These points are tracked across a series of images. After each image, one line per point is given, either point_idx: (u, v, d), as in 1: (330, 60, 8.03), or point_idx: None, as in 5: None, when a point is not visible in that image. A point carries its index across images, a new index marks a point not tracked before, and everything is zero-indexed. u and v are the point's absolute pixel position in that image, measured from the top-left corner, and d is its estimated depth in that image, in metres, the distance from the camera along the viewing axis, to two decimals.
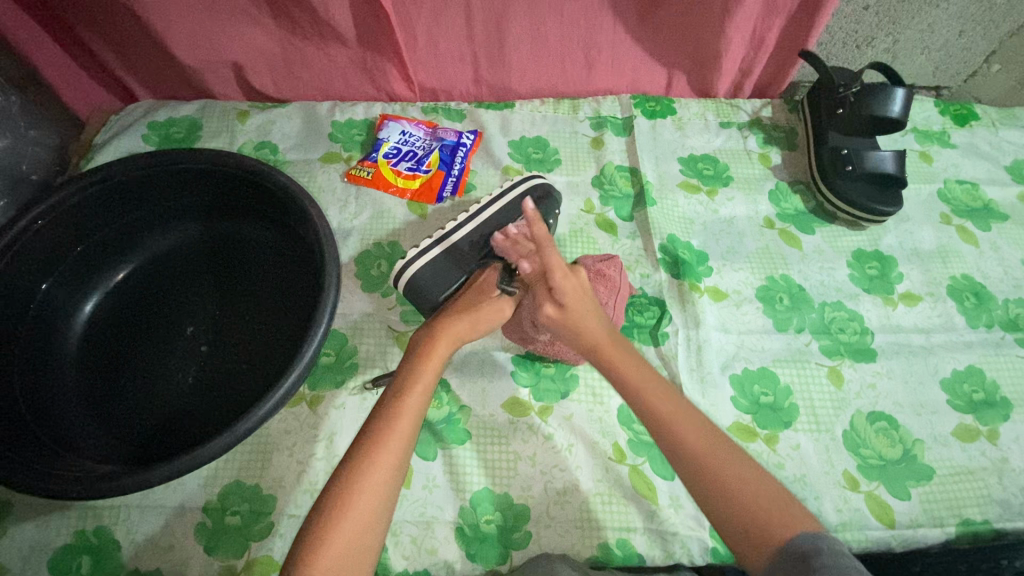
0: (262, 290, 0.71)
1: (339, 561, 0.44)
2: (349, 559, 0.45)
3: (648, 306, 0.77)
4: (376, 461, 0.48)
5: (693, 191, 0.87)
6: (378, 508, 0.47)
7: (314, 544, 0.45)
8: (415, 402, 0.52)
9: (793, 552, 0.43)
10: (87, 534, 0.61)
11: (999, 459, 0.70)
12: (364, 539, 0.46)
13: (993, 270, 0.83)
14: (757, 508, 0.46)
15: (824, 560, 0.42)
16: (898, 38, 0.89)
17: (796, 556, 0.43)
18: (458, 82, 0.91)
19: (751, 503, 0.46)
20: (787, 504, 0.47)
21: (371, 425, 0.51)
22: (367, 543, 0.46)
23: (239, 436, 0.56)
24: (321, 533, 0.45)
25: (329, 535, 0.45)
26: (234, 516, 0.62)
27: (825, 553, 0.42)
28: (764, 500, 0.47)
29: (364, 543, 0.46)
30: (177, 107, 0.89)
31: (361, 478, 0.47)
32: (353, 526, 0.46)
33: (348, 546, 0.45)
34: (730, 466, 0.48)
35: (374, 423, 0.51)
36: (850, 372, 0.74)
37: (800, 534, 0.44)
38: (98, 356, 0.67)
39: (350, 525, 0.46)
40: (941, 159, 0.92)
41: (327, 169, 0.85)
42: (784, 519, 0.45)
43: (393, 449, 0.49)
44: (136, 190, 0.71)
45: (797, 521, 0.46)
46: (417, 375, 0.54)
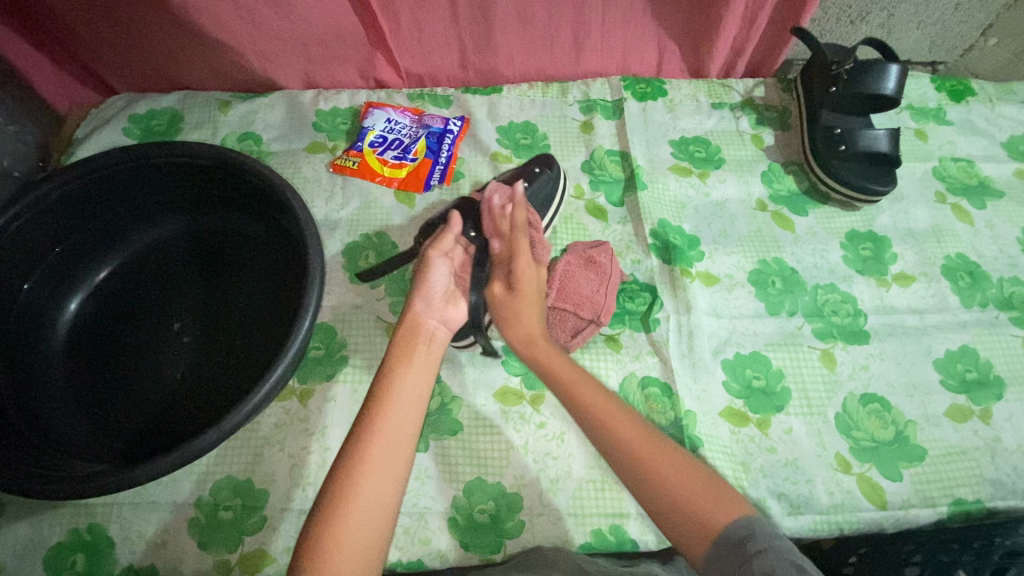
0: (250, 283, 0.70)
1: (358, 536, 0.44)
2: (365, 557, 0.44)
3: (640, 292, 0.76)
4: (372, 454, 0.48)
5: (684, 174, 0.86)
6: (384, 487, 0.47)
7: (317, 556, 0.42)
8: (402, 391, 0.53)
9: (732, 537, 0.42)
10: (81, 532, 0.61)
11: (991, 438, 0.70)
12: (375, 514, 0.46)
13: (988, 249, 0.82)
14: (689, 498, 0.45)
15: (764, 546, 0.41)
16: (893, 13, 0.87)
17: (732, 544, 0.42)
18: (445, 67, 0.89)
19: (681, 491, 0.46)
20: (719, 489, 0.45)
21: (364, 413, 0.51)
22: (378, 530, 0.45)
23: (228, 431, 0.55)
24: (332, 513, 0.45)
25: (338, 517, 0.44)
26: (227, 511, 0.62)
27: (764, 539, 0.41)
28: (694, 489, 0.45)
29: (374, 519, 0.45)
30: (158, 98, 0.87)
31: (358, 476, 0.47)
32: (361, 521, 0.45)
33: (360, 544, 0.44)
34: (684, 477, 0.46)
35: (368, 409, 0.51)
36: (842, 355, 0.74)
37: (734, 519, 0.43)
38: (85, 354, 0.66)
39: (355, 521, 0.45)
40: (937, 137, 0.90)
41: (312, 159, 0.84)
42: (717, 506, 0.44)
43: (389, 438, 0.49)
44: (116, 185, 0.70)
45: (734, 506, 0.44)
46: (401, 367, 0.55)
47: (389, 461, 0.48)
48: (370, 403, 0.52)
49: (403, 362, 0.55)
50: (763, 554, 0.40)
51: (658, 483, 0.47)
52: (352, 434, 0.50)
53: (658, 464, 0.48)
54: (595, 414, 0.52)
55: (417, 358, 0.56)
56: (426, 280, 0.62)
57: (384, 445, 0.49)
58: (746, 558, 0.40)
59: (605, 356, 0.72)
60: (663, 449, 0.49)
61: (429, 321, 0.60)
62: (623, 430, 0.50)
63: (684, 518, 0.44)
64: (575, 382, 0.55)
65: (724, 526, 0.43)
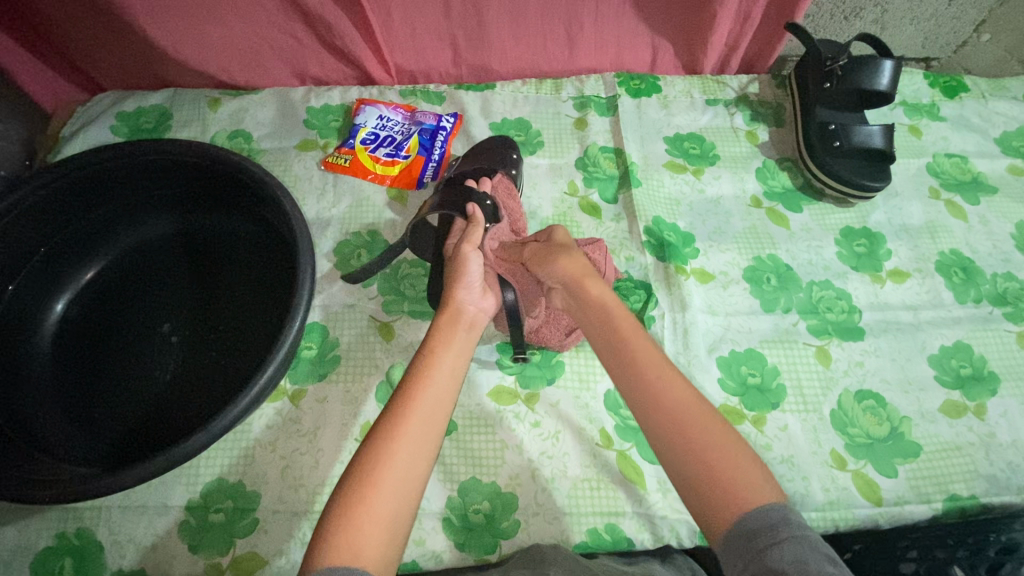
0: (240, 283, 0.69)
1: (387, 505, 0.45)
2: (389, 525, 0.44)
3: (635, 289, 0.74)
4: (407, 425, 0.49)
5: (679, 170, 0.85)
6: (415, 460, 0.47)
7: (345, 518, 0.43)
8: (438, 371, 0.54)
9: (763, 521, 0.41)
10: (69, 536, 0.60)
11: (986, 434, 0.70)
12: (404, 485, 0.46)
13: (982, 244, 0.82)
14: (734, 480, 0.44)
15: (793, 533, 0.40)
16: (887, 9, 0.87)
17: (759, 525, 0.41)
18: (438, 64, 0.89)
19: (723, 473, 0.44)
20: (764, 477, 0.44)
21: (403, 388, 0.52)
22: (405, 501, 0.46)
23: (216, 434, 0.54)
24: (362, 479, 0.45)
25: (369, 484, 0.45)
26: (218, 513, 0.62)
27: (795, 526, 0.40)
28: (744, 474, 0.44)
29: (403, 490, 0.46)
30: (146, 96, 0.86)
31: (392, 445, 0.47)
32: (391, 493, 0.45)
33: (388, 510, 0.45)
34: (727, 460, 0.45)
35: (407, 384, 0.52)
36: (837, 351, 0.74)
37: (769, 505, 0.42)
38: (73, 356, 0.65)
39: (386, 484, 0.46)
40: (930, 133, 0.90)
41: (303, 157, 0.83)
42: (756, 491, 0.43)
43: (427, 413, 0.50)
44: (103, 183, 0.68)
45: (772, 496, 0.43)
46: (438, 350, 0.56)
47: (422, 435, 0.49)
48: (408, 381, 0.53)
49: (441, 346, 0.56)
50: (793, 541, 0.39)
51: (701, 462, 0.45)
52: (390, 406, 0.51)
53: (706, 442, 0.46)
54: (648, 384, 0.51)
55: (452, 342, 0.57)
56: (465, 273, 0.62)
57: (420, 419, 0.50)
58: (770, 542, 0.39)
59: None
60: (712, 428, 0.47)
61: (470, 310, 0.61)
62: (682, 404, 0.49)
63: (714, 496, 0.44)
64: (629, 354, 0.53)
65: (754, 510, 0.42)
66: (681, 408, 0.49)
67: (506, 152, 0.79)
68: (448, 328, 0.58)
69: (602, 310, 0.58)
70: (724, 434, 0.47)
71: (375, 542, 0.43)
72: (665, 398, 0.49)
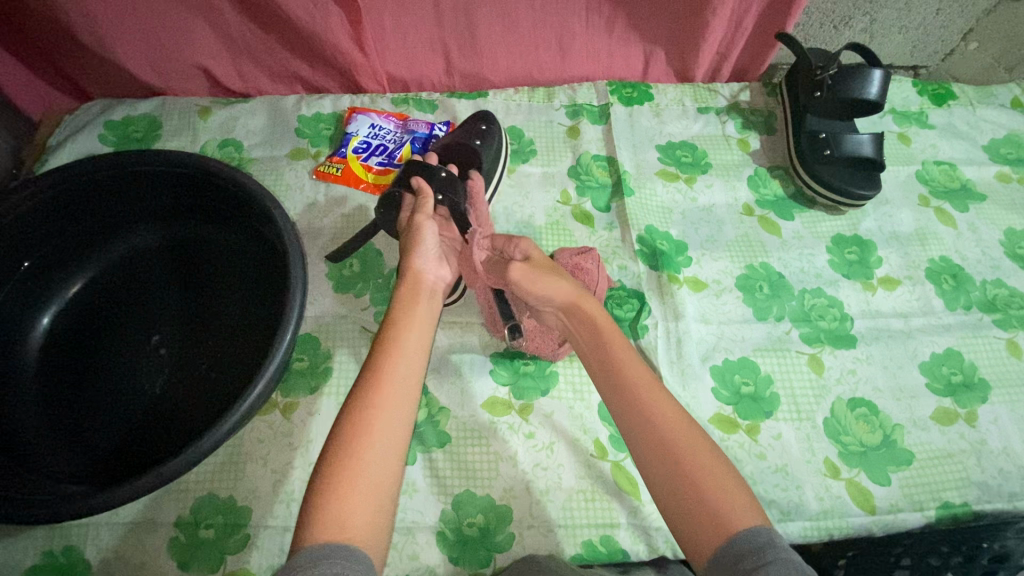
0: (229, 294, 0.69)
1: (376, 467, 0.46)
2: (379, 487, 0.45)
3: (628, 298, 0.76)
4: (387, 389, 0.50)
5: (671, 179, 0.86)
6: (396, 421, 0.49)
7: (328, 493, 0.44)
8: (409, 335, 0.55)
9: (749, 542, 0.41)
10: (56, 554, 0.59)
11: (977, 441, 0.70)
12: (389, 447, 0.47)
13: (971, 251, 0.83)
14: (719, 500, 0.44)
15: (779, 555, 0.40)
16: (876, 18, 0.87)
17: (745, 548, 0.41)
18: (430, 72, 0.88)
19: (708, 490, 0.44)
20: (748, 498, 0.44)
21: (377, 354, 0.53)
22: (392, 462, 0.47)
23: (206, 450, 0.54)
24: (347, 445, 0.46)
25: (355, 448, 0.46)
26: (208, 530, 0.61)
27: (780, 549, 0.40)
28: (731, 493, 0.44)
29: (389, 452, 0.47)
30: (135, 104, 0.85)
31: (370, 418, 0.48)
32: (378, 455, 0.46)
33: (377, 471, 0.46)
34: (714, 477, 0.45)
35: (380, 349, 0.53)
36: (830, 360, 0.74)
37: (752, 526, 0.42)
38: (60, 370, 0.64)
39: (373, 447, 0.46)
40: (919, 140, 0.91)
41: (294, 166, 0.83)
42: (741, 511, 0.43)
43: (401, 385, 0.51)
44: (89, 195, 0.68)
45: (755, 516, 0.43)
46: (408, 316, 0.57)
47: (401, 397, 0.50)
48: (381, 346, 0.53)
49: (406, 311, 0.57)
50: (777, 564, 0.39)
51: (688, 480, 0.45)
52: (366, 372, 0.51)
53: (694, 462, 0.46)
54: (639, 401, 0.50)
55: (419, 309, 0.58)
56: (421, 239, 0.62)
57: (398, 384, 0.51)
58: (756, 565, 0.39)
59: None
60: (700, 445, 0.47)
61: (429, 279, 0.61)
62: (670, 423, 0.49)
63: (701, 513, 0.44)
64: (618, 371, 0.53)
65: (741, 531, 0.42)
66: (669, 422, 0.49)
67: (467, 142, 0.77)
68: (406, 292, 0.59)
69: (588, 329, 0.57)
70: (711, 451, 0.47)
71: (366, 503, 0.44)
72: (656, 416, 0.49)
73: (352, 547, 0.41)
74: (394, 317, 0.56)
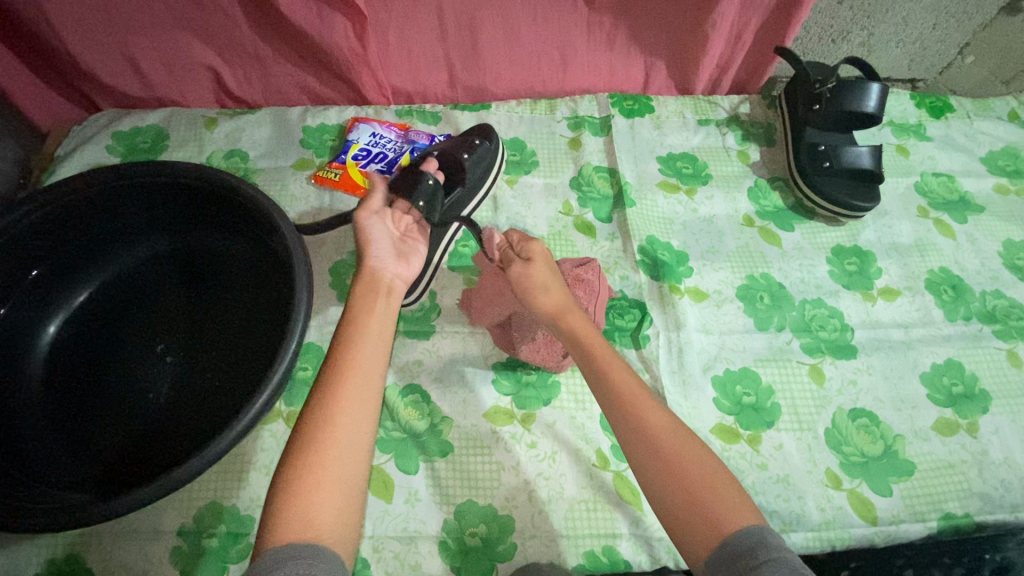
0: (235, 304, 0.69)
1: (342, 468, 0.45)
2: (343, 489, 0.45)
3: (629, 308, 0.76)
4: (348, 385, 0.48)
5: (672, 190, 0.86)
6: (360, 419, 0.47)
7: (293, 496, 0.43)
8: (374, 326, 0.53)
9: (742, 541, 0.41)
10: (59, 562, 0.59)
11: (978, 452, 0.70)
12: (355, 446, 0.46)
13: (970, 262, 0.84)
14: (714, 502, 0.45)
15: (772, 555, 0.40)
16: (873, 32, 0.89)
17: (738, 549, 0.41)
18: (433, 85, 0.90)
19: (709, 495, 0.45)
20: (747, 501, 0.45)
21: (336, 347, 0.51)
22: (358, 462, 0.46)
23: (211, 460, 0.54)
24: (309, 447, 0.45)
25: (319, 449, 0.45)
26: (211, 538, 0.61)
27: (773, 548, 0.41)
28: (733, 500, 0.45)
29: (354, 451, 0.46)
30: (143, 115, 0.87)
31: (333, 419, 0.46)
32: (340, 455, 0.45)
33: (342, 472, 0.45)
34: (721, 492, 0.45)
35: (341, 341, 0.51)
36: (831, 370, 0.74)
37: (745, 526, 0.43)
38: (66, 378, 0.65)
39: (338, 448, 0.46)
40: (918, 152, 0.92)
41: (299, 176, 0.84)
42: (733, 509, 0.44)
43: (363, 380, 0.49)
44: (97, 205, 0.68)
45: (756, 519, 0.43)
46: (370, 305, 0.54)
47: (364, 394, 0.49)
48: (342, 338, 0.52)
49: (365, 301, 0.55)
50: (771, 563, 0.39)
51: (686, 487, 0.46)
52: (327, 367, 0.50)
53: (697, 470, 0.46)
54: (641, 416, 0.49)
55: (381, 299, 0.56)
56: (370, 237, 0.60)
57: (361, 380, 0.49)
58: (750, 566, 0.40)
59: None
60: (701, 453, 0.48)
61: (385, 275, 0.58)
62: (673, 430, 0.49)
63: (701, 521, 0.44)
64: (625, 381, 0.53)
65: (731, 534, 0.42)
66: (678, 430, 0.49)
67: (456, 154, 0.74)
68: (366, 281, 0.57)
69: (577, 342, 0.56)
70: (717, 466, 0.47)
71: (331, 505, 0.44)
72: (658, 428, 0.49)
73: (320, 550, 0.41)
74: (354, 308, 0.54)
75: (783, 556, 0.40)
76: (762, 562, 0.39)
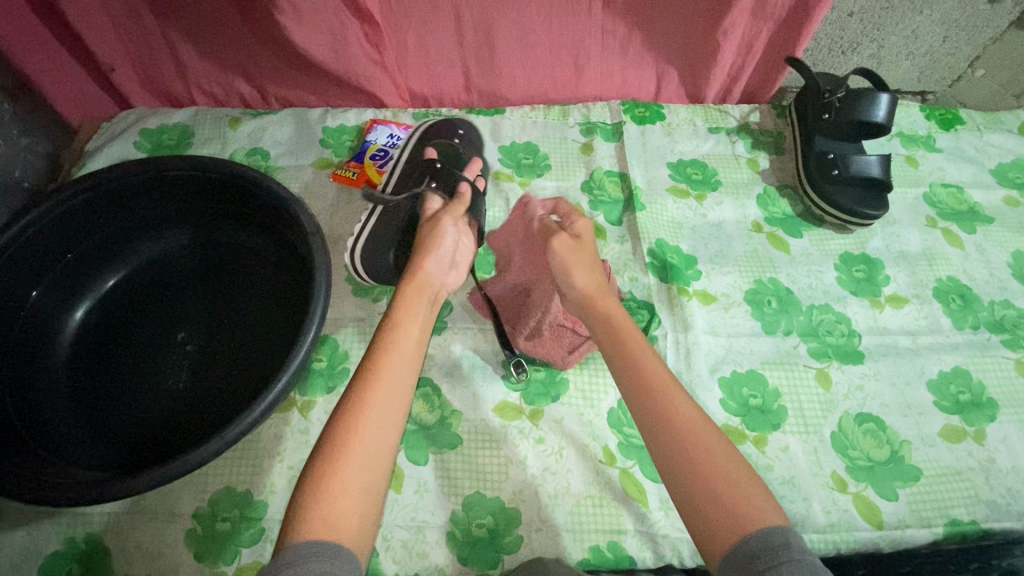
0: (254, 295, 0.71)
1: (363, 475, 0.46)
2: (363, 494, 0.46)
3: (638, 309, 0.78)
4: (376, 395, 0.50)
5: (682, 196, 0.88)
6: (385, 428, 0.49)
7: (315, 496, 0.44)
8: (406, 338, 0.54)
9: (763, 541, 0.42)
10: (77, 541, 0.61)
11: (985, 459, 0.71)
12: (378, 455, 0.48)
13: (979, 272, 0.84)
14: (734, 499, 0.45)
15: (794, 556, 0.41)
16: (883, 44, 0.90)
17: (758, 547, 0.42)
18: (450, 89, 0.92)
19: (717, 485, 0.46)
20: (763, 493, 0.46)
21: (369, 358, 0.53)
22: (379, 470, 0.47)
23: (230, 441, 0.56)
24: (336, 451, 0.46)
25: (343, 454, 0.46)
26: (225, 522, 0.62)
27: (795, 549, 0.41)
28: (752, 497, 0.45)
29: (377, 459, 0.47)
30: (169, 114, 0.90)
31: (357, 425, 0.48)
32: (364, 462, 0.47)
33: (363, 478, 0.46)
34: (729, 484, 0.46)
35: (374, 352, 0.53)
36: (838, 375, 0.75)
37: (768, 525, 0.43)
38: (90, 361, 0.67)
39: (361, 455, 0.47)
40: (927, 163, 0.93)
41: (318, 175, 0.86)
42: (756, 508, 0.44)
43: (391, 383, 0.51)
44: (126, 196, 0.71)
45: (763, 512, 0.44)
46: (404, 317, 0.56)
47: (391, 404, 0.50)
48: (376, 348, 0.53)
49: (403, 313, 0.56)
50: (791, 564, 0.40)
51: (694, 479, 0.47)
52: (360, 375, 0.51)
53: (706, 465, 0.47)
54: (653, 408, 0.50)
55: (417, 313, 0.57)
56: (437, 243, 0.63)
57: (388, 390, 0.50)
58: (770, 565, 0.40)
59: (604, 371, 0.74)
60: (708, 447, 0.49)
61: (438, 281, 0.62)
62: (681, 424, 0.50)
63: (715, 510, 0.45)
64: (635, 376, 0.53)
65: (755, 531, 0.43)
66: (685, 424, 0.50)
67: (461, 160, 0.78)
68: (410, 291, 0.59)
69: (608, 324, 0.58)
70: (725, 454, 0.48)
71: (351, 508, 0.45)
72: (670, 424, 0.50)
73: (340, 551, 0.42)
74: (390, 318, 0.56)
75: (805, 559, 0.40)
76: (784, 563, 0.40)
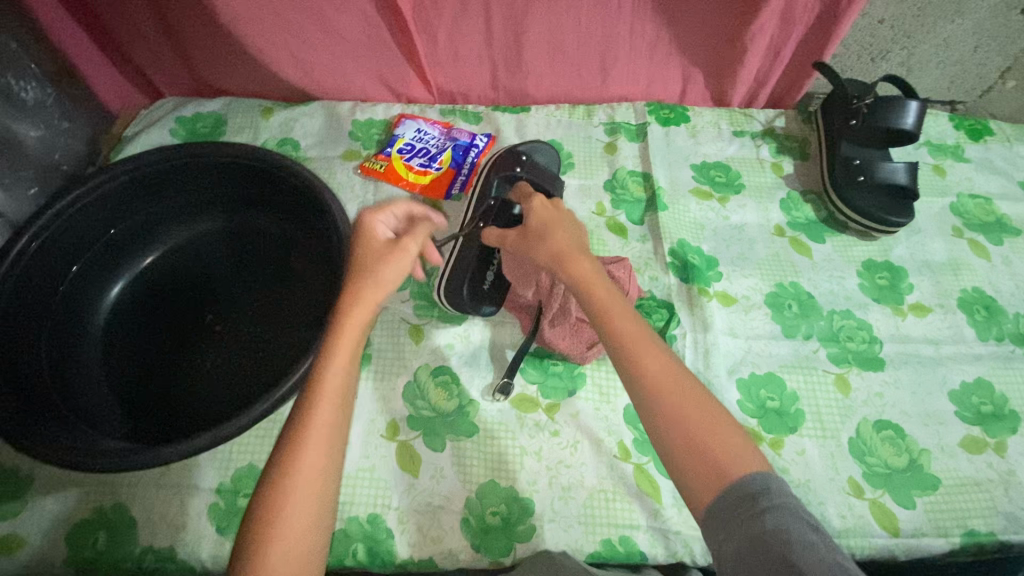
0: (281, 281, 0.73)
1: (304, 532, 0.45)
2: (307, 550, 0.45)
3: (657, 308, 0.78)
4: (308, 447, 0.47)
5: (705, 197, 0.88)
6: (323, 481, 0.47)
7: (252, 563, 0.43)
8: (338, 377, 0.50)
9: (743, 487, 0.45)
10: (105, 510, 0.63)
11: (1006, 472, 0.70)
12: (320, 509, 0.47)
13: (1004, 284, 0.83)
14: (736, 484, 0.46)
15: (773, 500, 0.44)
16: (913, 52, 0.90)
17: (741, 494, 0.44)
18: (477, 86, 0.94)
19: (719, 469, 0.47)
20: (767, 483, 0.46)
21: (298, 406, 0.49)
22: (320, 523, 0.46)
23: (257, 417, 0.57)
24: (270, 513, 0.45)
25: (277, 516, 0.45)
26: (246, 499, 0.64)
27: (774, 495, 0.44)
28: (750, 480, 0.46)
29: (318, 514, 0.47)
30: (204, 103, 0.92)
31: (289, 485, 0.46)
32: (303, 519, 0.46)
33: (305, 536, 0.45)
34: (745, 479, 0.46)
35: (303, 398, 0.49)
36: (857, 380, 0.74)
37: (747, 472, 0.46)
38: (122, 337, 0.69)
39: (300, 513, 0.46)
40: (954, 173, 0.92)
41: (346, 166, 0.88)
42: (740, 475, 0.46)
43: (323, 432, 0.48)
44: (163, 181, 0.73)
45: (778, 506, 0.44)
46: (335, 350, 0.51)
47: (325, 453, 0.48)
48: (304, 395, 0.49)
49: (340, 348, 0.51)
50: (773, 509, 0.43)
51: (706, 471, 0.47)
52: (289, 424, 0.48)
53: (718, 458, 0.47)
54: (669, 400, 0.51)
55: (353, 343, 0.52)
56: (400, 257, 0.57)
57: (320, 439, 0.48)
58: (752, 511, 0.43)
59: None
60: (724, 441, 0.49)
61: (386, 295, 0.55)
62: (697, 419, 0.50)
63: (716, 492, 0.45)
64: None
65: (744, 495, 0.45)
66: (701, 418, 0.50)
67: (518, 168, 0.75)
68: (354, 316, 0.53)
69: None
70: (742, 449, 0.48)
71: (294, 568, 0.44)
72: None
73: None
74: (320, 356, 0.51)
75: (783, 502, 0.44)
76: (764, 506, 0.43)
